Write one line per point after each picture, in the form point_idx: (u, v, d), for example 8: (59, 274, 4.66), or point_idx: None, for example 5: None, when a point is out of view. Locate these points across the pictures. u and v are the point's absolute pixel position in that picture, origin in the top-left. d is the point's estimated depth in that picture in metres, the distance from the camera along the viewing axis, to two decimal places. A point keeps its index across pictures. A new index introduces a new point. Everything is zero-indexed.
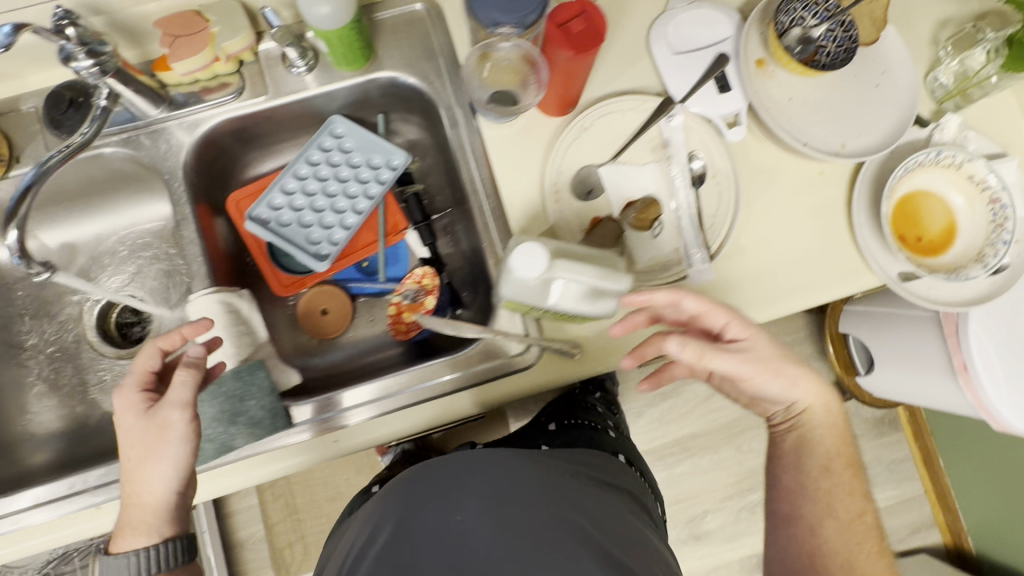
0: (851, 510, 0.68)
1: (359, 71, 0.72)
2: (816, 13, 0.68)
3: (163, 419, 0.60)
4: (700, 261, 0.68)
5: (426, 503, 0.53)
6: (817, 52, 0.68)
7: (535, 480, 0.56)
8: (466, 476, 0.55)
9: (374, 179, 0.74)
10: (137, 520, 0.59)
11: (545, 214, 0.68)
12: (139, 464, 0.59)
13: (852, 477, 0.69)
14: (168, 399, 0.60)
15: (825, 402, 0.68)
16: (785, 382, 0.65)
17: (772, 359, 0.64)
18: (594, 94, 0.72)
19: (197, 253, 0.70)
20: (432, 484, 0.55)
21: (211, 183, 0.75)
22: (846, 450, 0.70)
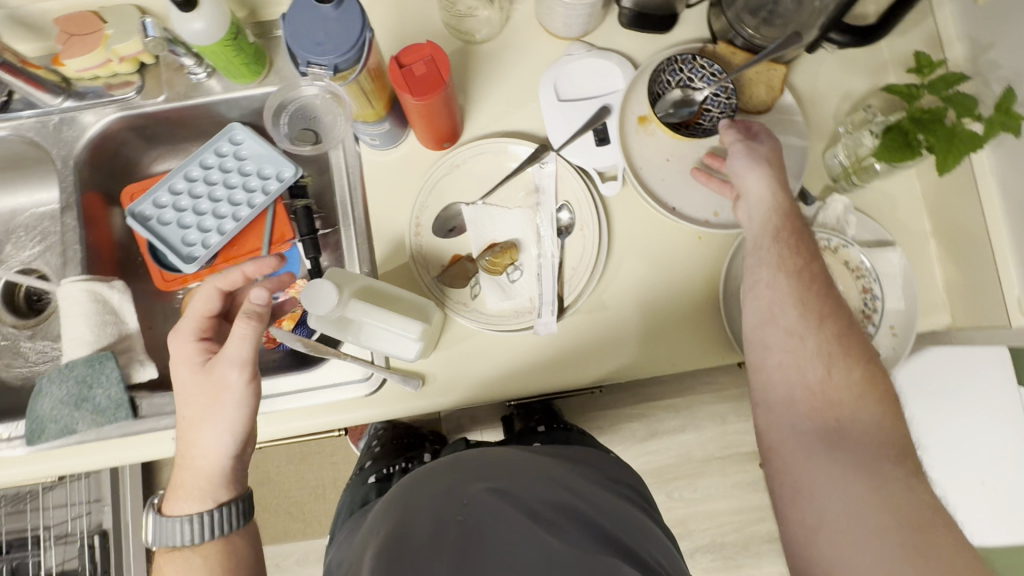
0: (797, 263, 0.57)
1: (255, 82, 0.74)
2: (703, 77, 0.69)
3: (220, 377, 0.59)
4: (548, 314, 0.67)
5: (419, 515, 0.51)
6: (701, 115, 0.69)
7: (519, 476, 0.56)
8: (458, 482, 0.54)
9: (260, 189, 0.76)
10: (193, 484, 0.60)
11: (406, 247, 0.69)
12: (196, 424, 0.59)
13: (794, 242, 0.58)
14: (226, 356, 0.58)
15: (767, 185, 0.60)
16: (752, 159, 0.60)
17: (764, 152, 0.61)
18: (477, 131, 0.72)
19: (75, 240, 0.73)
20: (416, 501, 0.53)
21: (111, 174, 0.78)
22: (794, 217, 0.59)
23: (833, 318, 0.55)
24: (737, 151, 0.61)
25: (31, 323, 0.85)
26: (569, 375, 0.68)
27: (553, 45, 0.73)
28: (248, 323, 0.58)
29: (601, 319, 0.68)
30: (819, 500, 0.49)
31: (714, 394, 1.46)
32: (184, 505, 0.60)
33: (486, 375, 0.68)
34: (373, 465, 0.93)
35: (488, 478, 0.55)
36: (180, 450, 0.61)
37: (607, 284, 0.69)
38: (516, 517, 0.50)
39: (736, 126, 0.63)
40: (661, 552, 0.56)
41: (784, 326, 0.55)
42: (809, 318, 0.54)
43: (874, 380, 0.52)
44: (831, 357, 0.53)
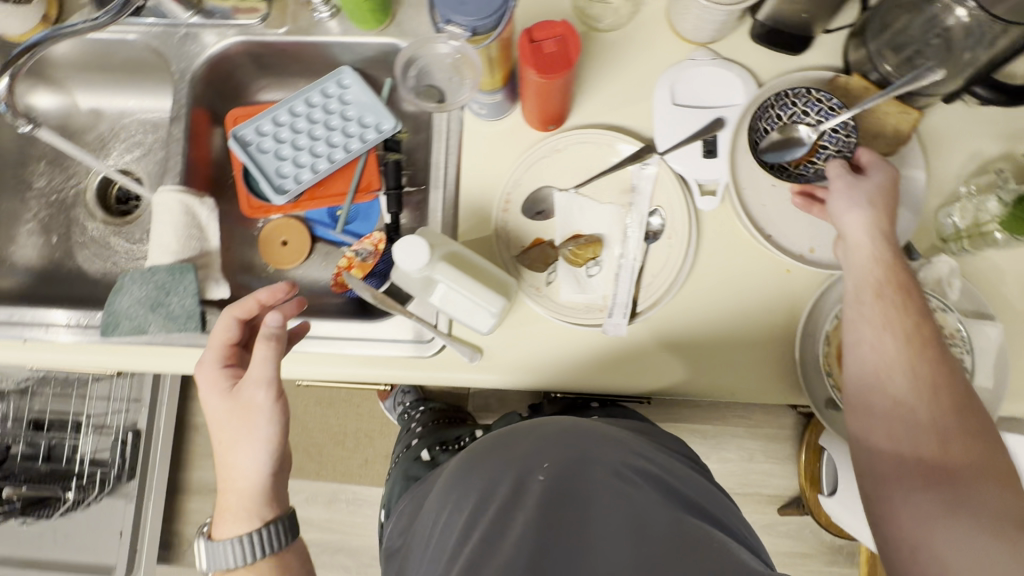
0: (910, 323, 0.55)
1: (376, 30, 0.75)
2: (820, 112, 0.67)
3: (248, 398, 0.63)
4: (619, 315, 0.66)
5: (500, 484, 0.54)
6: (814, 152, 0.67)
7: (589, 444, 0.58)
8: (531, 443, 0.58)
9: (358, 136, 0.77)
10: (238, 506, 0.63)
11: (491, 220, 0.69)
12: (234, 446, 0.63)
13: (905, 301, 0.56)
14: (252, 378, 0.63)
15: (872, 237, 0.58)
16: (855, 202, 0.59)
17: (873, 190, 0.60)
18: (583, 119, 0.71)
19: (178, 151, 0.75)
20: (493, 470, 0.56)
21: (221, 96, 0.81)
22: (902, 276, 0.57)
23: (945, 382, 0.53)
24: (836, 194, 0.60)
25: (120, 223, 0.88)
26: (627, 381, 0.67)
27: (676, 47, 0.72)
28: (266, 346, 0.63)
29: (672, 332, 0.67)
30: (937, 553, 0.47)
31: (745, 429, 1.44)
32: (232, 531, 0.63)
33: (544, 363, 0.68)
34: (419, 442, 1.03)
35: (556, 443, 0.57)
36: (222, 477, 0.64)
37: (683, 299, 0.67)
38: (595, 489, 0.53)
39: (843, 162, 0.62)
40: (726, 512, 0.61)
41: (896, 388, 0.53)
42: (919, 378, 0.53)
43: (993, 449, 0.50)
44: (947, 426, 0.51)
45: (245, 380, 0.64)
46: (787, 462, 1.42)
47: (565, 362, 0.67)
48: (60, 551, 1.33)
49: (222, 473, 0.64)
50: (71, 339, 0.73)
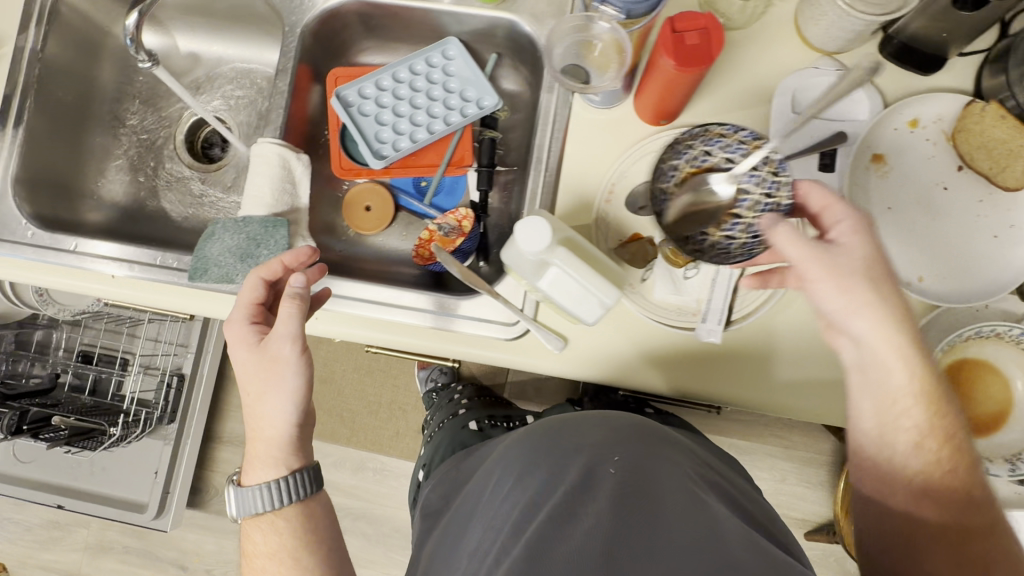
0: (952, 483, 0.50)
1: (492, 4, 0.73)
2: (730, 147, 0.58)
3: (275, 352, 0.62)
4: (713, 321, 0.65)
5: (566, 473, 0.54)
6: (738, 203, 0.58)
7: (655, 443, 0.59)
8: (595, 437, 0.59)
9: (458, 109, 0.76)
10: (266, 454, 0.63)
11: (592, 209, 0.68)
12: (261, 397, 0.62)
13: (948, 455, 0.50)
14: (277, 333, 0.62)
15: (900, 355, 0.50)
16: (839, 287, 0.50)
17: (856, 275, 0.50)
18: (697, 117, 0.69)
19: (280, 104, 0.75)
20: (559, 457, 0.57)
21: (324, 53, 0.80)
22: (943, 421, 0.51)
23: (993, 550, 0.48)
24: (825, 286, 0.51)
25: (206, 170, 0.88)
26: (710, 387, 0.66)
27: (800, 54, 0.69)
28: (291, 302, 0.62)
29: (764, 344, 0.66)
30: None
31: (780, 449, 1.42)
32: (259, 476, 0.63)
33: (629, 360, 0.67)
34: (468, 414, 1.05)
35: (621, 441, 0.57)
36: (251, 424, 0.64)
37: (778, 312, 0.66)
38: (666, 476, 0.54)
39: (797, 231, 0.51)
40: (773, 518, 0.61)
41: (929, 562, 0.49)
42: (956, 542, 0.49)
43: None
44: None
45: (272, 334, 0.63)
46: (819, 487, 1.41)
47: (651, 362, 0.67)
48: (98, 482, 1.37)
49: (248, 422, 0.64)
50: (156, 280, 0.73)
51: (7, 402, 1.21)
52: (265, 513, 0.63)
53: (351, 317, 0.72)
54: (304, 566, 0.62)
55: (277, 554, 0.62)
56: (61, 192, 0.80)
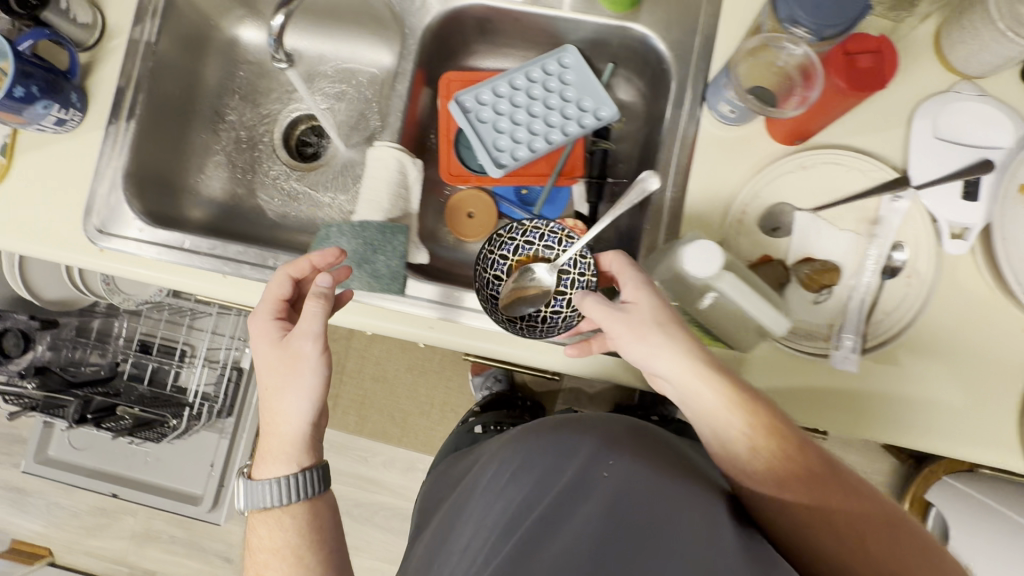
0: (798, 471, 0.49)
1: (619, 13, 0.71)
2: (545, 236, 0.72)
3: (297, 348, 0.61)
4: (848, 348, 0.63)
5: (562, 473, 0.49)
6: (562, 281, 0.71)
7: (654, 443, 0.53)
8: (591, 433, 0.53)
9: (575, 119, 0.74)
10: (277, 449, 0.61)
11: (722, 229, 0.66)
12: (279, 393, 0.61)
13: (778, 452, 0.49)
14: (301, 330, 0.61)
15: (701, 377, 0.50)
16: (641, 340, 0.52)
17: (644, 322, 0.52)
18: (831, 138, 0.67)
19: (398, 108, 0.73)
20: (554, 445, 0.53)
21: (437, 56, 0.78)
22: (763, 419, 0.50)
23: (901, 540, 0.47)
24: (626, 341, 0.53)
25: (304, 169, 0.87)
26: (837, 417, 0.65)
27: (940, 77, 0.67)
28: (317, 303, 0.61)
29: (898, 375, 0.64)
30: None
31: None
32: (270, 470, 0.61)
33: (759, 385, 0.65)
34: (477, 419, 1.07)
35: (621, 441, 0.51)
36: (264, 416, 0.63)
37: (910, 341, 0.65)
38: (663, 461, 0.50)
39: (600, 298, 0.55)
40: None
41: (829, 554, 0.47)
42: (868, 544, 0.47)
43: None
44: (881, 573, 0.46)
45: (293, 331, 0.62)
46: None
47: (779, 389, 0.65)
48: (153, 472, 1.37)
49: (263, 416, 0.63)
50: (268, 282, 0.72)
51: (71, 390, 1.19)
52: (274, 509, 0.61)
53: (425, 319, 0.70)
54: (307, 565, 0.59)
55: (277, 550, 0.59)
56: (165, 188, 0.79)
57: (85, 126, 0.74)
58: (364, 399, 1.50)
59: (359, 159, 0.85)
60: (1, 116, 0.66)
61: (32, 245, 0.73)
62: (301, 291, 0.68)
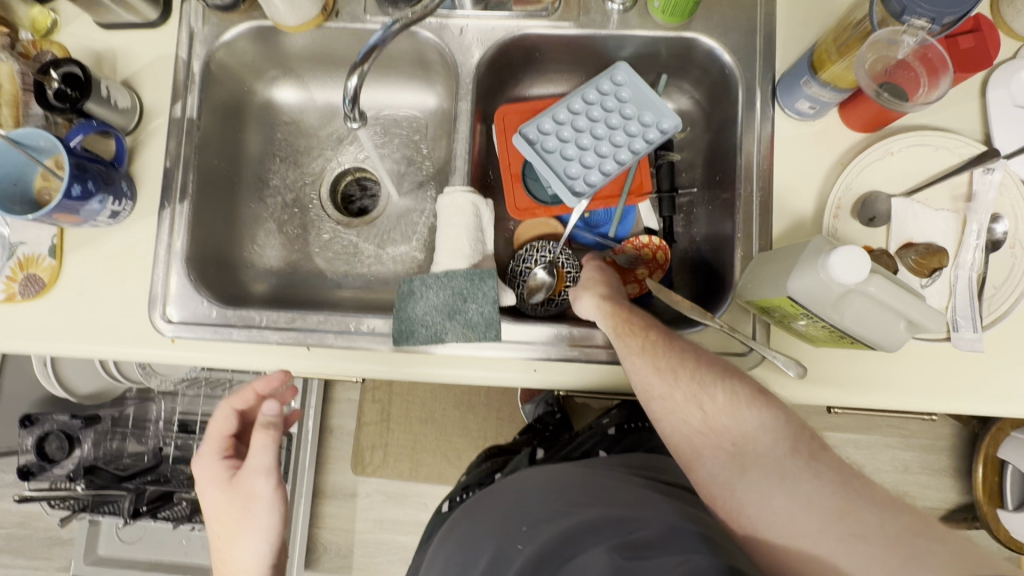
0: (638, 341, 0.57)
1: (674, 25, 0.70)
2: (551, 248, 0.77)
3: (250, 488, 0.57)
4: (970, 331, 0.62)
5: (483, 554, 0.54)
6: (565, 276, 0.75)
7: (580, 493, 0.58)
8: (516, 505, 0.58)
9: (640, 136, 0.72)
10: None
11: (817, 226, 0.65)
12: (231, 538, 0.56)
13: (625, 333, 0.58)
14: (251, 468, 0.57)
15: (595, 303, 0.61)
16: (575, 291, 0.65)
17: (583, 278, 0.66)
18: (907, 120, 0.67)
19: (462, 149, 0.71)
20: (489, 518, 0.58)
21: (488, 91, 0.77)
22: (611, 309, 0.60)
23: (720, 385, 0.53)
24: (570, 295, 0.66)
25: (358, 223, 0.84)
26: (966, 400, 0.63)
27: (1002, 45, 0.67)
28: (266, 434, 0.58)
29: (1018, 350, 0.63)
30: (765, 514, 0.48)
31: (900, 439, 1.37)
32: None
33: (882, 378, 0.63)
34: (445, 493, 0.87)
35: (538, 505, 0.57)
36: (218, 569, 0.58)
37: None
38: (574, 505, 0.55)
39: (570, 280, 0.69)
40: None
41: (667, 400, 0.55)
42: (692, 389, 0.54)
43: (742, 392, 0.53)
44: (702, 400, 0.53)
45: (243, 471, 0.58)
46: (943, 475, 1.36)
47: (903, 381, 0.63)
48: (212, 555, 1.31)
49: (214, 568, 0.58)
50: (354, 348, 0.68)
51: (124, 483, 1.13)
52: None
53: (523, 361, 0.67)
54: None
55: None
56: (224, 266, 0.75)
57: (136, 214, 0.71)
58: (415, 444, 1.45)
59: (414, 206, 0.83)
60: (57, 219, 0.62)
61: (98, 347, 0.68)
62: (249, 421, 0.65)
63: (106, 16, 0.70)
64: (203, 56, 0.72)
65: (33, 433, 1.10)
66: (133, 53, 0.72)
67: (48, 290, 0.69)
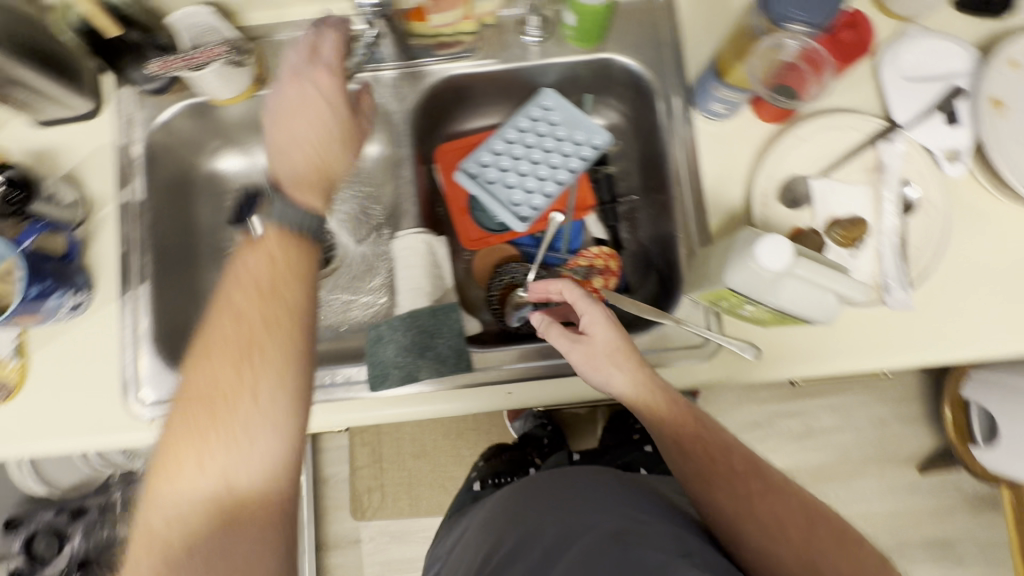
0: (732, 469, 0.59)
1: (587, 49, 0.75)
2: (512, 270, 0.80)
3: (357, 132, 0.68)
4: (900, 290, 0.66)
5: (541, 523, 0.62)
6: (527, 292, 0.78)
7: (619, 491, 0.66)
8: (564, 492, 0.66)
9: (575, 154, 0.76)
10: (325, 168, 0.64)
11: (749, 216, 0.70)
12: (337, 146, 0.65)
13: (711, 453, 0.60)
14: (358, 125, 0.68)
15: (644, 386, 0.60)
16: (600, 369, 0.61)
17: (607, 347, 0.61)
18: (813, 107, 0.72)
19: (408, 192, 0.75)
20: (538, 500, 0.66)
21: (424, 132, 0.80)
22: (685, 414, 0.61)
23: (838, 550, 0.53)
24: (587, 368, 0.61)
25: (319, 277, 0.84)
26: (909, 355, 0.67)
27: (886, 27, 0.74)
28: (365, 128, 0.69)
29: (948, 300, 0.68)
30: None
31: (874, 395, 1.43)
32: (275, 221, 0.59)
33: (831, 347, 0.68)
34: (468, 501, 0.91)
35: (587, 495, 0.65)
36: (300, 131, 0.63)
37: (945, 265, 0.69)
38: (620, 500, 0.64)
39: (562, 329, 0.63)
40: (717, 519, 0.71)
41: (768, 539, 0.55)
42: (798, 545, 0.54)
43: (857, 559, 0.53)
44: (811, 552, 0.53)
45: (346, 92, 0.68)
46: (918, 422, 1.42)
47: (851, 347, 0.67)
48: None
49: (293, 156, 0.62)
50: (329, 399, 0.70)
51: None
52: (265, 337, 0.53)
53: (497, 387, 0.69)
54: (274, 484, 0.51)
55: (257, 477, 0.51)
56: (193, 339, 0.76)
57: (97, 302, 0.71)
58: (411, 480, 1.46)
59: (372, 252, 0.85)
60: (18, 320, 0.63)
61: (78, 439, 0.68)
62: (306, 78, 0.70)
63: (41, 114, 0.72)
64: (143, 140, 0.74)
65: (20, 535, 1.11)
66: (72, 146, 0.74)
67: (17, 391, 0.69)
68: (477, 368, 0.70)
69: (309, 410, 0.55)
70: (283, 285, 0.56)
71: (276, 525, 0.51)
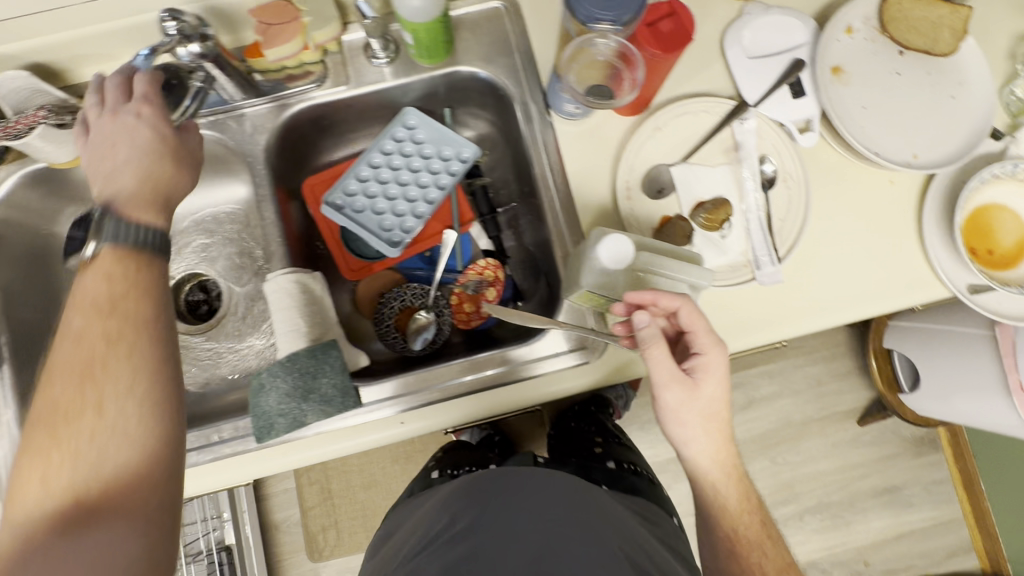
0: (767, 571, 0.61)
1: (437, 65, 0.74)
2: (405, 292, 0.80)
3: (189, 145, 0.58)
4: (769, 265, 0.67)
5: (511, 500, 0.63)
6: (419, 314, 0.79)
7: (593, 498, 0.67)
8: (541, 483, 0.67)
9: (444, 171, 0.75)
10: (162, 187, 0.53)
11: (617, 211, 0.69)
12: (174, 152, 0.55)
13: (762, 554, 0.62)
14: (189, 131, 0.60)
15: (717, 463, 0.61)
16: (689, 428, 0.60)
17: (708, 408, 0.60)
18: (665, 95, 0.73)
19: (275, 234, 0.73)
20: (508, 484, 0.67)
21: (288, 168, 0.79)
22: (752, 513, 0.63)
23: None
24: (674, 419, 0.60)
25: (204, 329, 0.81)
26: (789, 326, 0.68)
27: (725, 7, 0.75)
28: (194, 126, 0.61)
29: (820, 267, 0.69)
30: None
31: (805, 356, 1.47)
32: (106, 244, 0.48)
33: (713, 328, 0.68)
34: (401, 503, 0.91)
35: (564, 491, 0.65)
36: (127, 148, 0.53)
37: (813, 233, 0.70)
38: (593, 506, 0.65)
39: (674, 369, 0.58)
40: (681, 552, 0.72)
41: None
42: None
43: None
44: None
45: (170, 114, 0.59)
46: (850, 375, 1.46)
47: (733, 328, 0.68)
48: None
49: (122, 172, 0.52)
50: (220, 457, 0.67)
51: None
52: (105, 352, 0.43)
53: (389, 418, 0.68)
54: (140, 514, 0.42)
55: (114, 483, 0.42)
56: None
57: None
58: (365, 511, 1.43)
59: (258, 295, 0.82)
60: None
61: None
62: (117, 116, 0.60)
63: None
64: None
65: None
66: None
67: None
68: (368, 402, 0.68)
69: (179, 413, 0.46)
70: (121, 298, 0.45)
71: (152, 523, 0.43)
